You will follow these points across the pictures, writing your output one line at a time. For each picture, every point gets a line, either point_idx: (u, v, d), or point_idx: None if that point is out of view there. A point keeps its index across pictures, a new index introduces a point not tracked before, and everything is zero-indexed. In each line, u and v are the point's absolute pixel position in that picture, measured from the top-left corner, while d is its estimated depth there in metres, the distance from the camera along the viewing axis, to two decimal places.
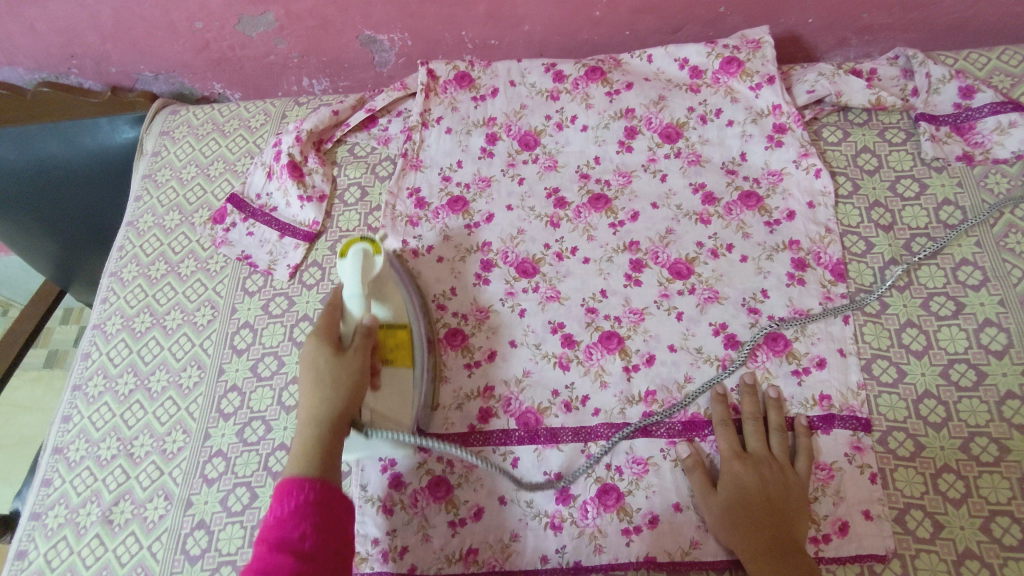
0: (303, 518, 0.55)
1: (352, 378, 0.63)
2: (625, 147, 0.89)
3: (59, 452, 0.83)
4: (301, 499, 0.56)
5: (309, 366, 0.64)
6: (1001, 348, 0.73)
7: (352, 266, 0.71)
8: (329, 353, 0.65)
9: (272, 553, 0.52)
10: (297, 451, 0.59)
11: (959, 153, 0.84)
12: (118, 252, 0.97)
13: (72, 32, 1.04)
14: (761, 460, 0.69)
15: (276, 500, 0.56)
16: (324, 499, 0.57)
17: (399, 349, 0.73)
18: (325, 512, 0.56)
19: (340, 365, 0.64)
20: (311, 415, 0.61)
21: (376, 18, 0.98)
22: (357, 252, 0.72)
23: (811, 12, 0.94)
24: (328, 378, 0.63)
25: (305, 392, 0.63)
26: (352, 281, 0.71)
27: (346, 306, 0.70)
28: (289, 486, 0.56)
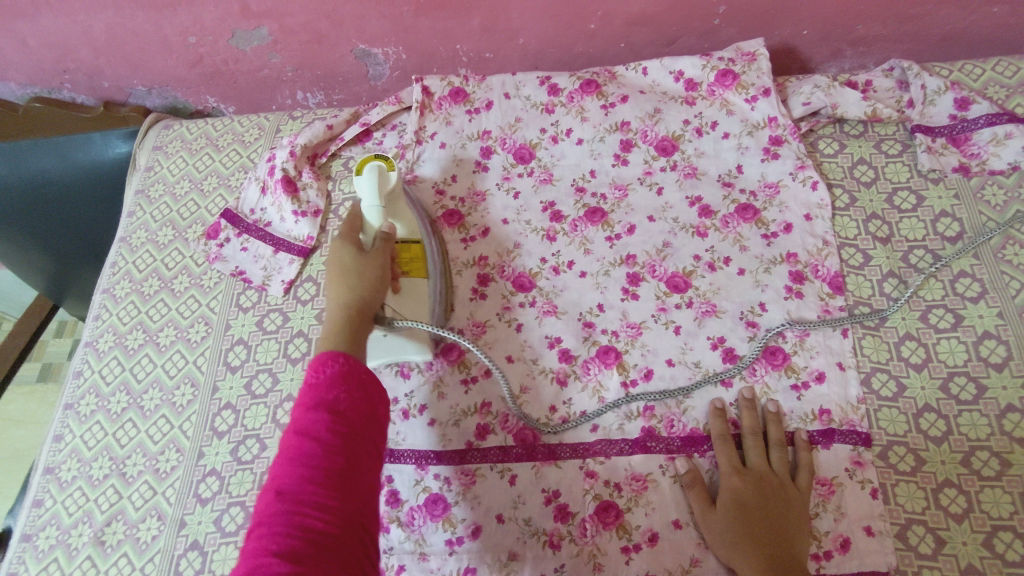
0: (340, 385, 0.54)
1: (375, 272, 0.66)
2: (621, 160, 0.89)
3: (50, 473, 0.82)
4: (336, 369, 0.55)
5: (334, 260, 0.67)
6: (1001, 361, 0.72)
7: (369, 181, 0.76)
8: (353, 248, 0.68)
9: (307, 420, 0.51)
10: (326, 334, 0.60)
11: (956, 164, 0.84)
12: (111, 268, 0.97)
13: (64, 47, 1.03)
14: (761, 474, 0.68)
15: (312, 370, 0.55)
16: (360, 371, 0.56)
17: (414, 261, 0.77)
18: (359, 384, 0.55)
19: (364, 258, 0.67)
20: (339, 299, 0.63)
21: (370, 32, 0.98)
22: (373, 167, 0.77)
23: (806, 24, 0.94)
24: (353, 269, 0.66)
25: (331, 279, 0.65)
26: (369, 193, 0.75)
27: (365, 215, 0.75)
28: (325, 356, 0.56)
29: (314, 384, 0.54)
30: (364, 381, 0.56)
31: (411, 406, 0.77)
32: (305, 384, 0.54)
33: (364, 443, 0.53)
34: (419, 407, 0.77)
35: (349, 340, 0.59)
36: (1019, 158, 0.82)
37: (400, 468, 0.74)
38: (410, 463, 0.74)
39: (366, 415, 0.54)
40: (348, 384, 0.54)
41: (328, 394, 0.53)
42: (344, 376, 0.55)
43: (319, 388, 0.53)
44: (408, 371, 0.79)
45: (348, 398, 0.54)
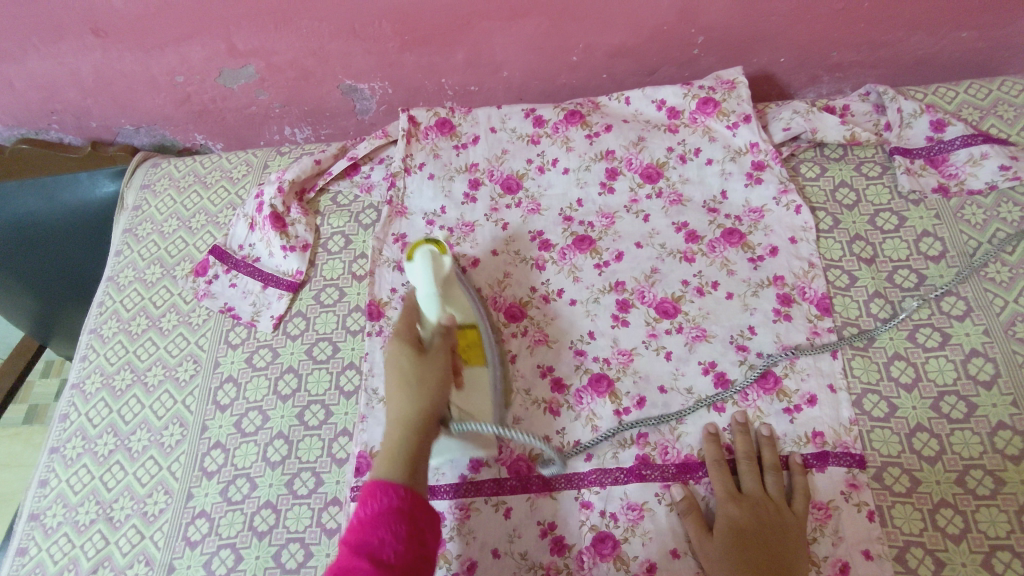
0: (388, 522, 0.53)
1: (438, 377, 0.62)
2: (607, 188, 0.90)
3: (35, 519, 0.80)
4: (385, 506, 0.53)
5: (393, 367, 0.63)
6: (989, 378, 0.73)
7: (423, 267, 0.75)
8: (411, 353, 0.63)
9: (350, 562, 0.50)
10: (384, 457, 0.57)
11: (935, 185, 0.86)
12: (98, 308, 0.96)
13: (52, 89, 1.04)
14: (757, 500, 0.68)
15: (360, 502, 0.54)
16: (412, 507, 0.54)
17: (469, 347, 0.74)
18: (409, 522, 0.53)
19: (424, 363, 0.63)
20: (397, 412, 0.60)
21: (356, 68, 0.99)
22: (425, 253, 0.76)
23: (783, 52, 0.96)
24: (414, 376, 0.62)
25: (391, 392, 0.62)
26: (424, 281, 0.74)
27: (422, 305, 0.73)
28: (374, 487, 0.54)
29: (361, 520, 0.53)
30: (413, 520, 0.54)
31: None
32: (353, 518, 0.53)
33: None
34: None
35: (407, 465, 0.57)
36: (996, 177, 0.84)
37: None
38: None
39: (412, 562, 0.52)
40: (396, 521, 0.53)
41: (375, 530, 0.52)
42: (394, 512, 0.53)
43: (366, 524, 0.52)
44: None
45: (396, 538, 0.52)
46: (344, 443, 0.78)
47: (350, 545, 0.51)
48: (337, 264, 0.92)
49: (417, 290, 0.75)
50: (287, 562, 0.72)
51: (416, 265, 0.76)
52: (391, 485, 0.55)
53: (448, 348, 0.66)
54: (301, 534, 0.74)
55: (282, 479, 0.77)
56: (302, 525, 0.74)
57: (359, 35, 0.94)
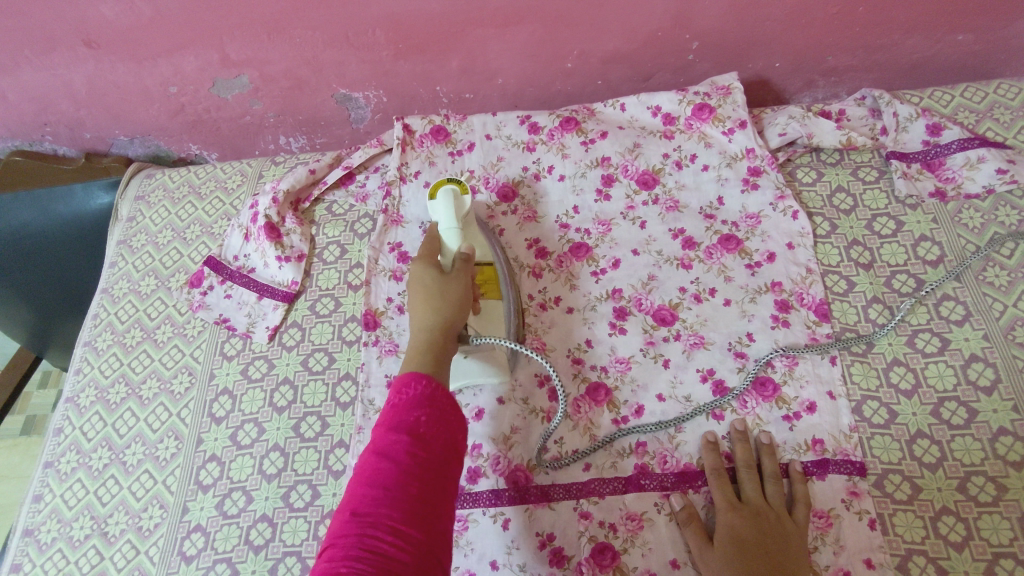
0: (422, 407, 0.54)
1: (458, 296, 0.65)
2: (603, 195, 0.90)
3: (30, 535, 0.79)
4: (417, 393, 0.55)
5: (417, 283, 0.67)
6: (989, 383, 0.72)
7: (445, 205, 0.75)
8: (435, 272, 0.67)
9: (387, 440, 0.52)
10: (410, 357, 0.60)
11: (932, 189, 0.86)
12: (93, 320, 0.95)
13: (45, 101, 1.04)
14: (758, 510, 0.67)
15: (394, 391, 0.56)
16: (443, 395, 0.56)
17: (487, 281, 0.79)
18: (440, 407, 0.55)
19: (445, 281, 0.66)
20: (421, 320, 0.63)
21: (350, 76, 0.99)
22: (447, 193, 0.77)
23: (778, 57, 0.96)
24: (436, 291, 0.65)
25: (414, 305, 0.65)
26: (445, 217, 0.75)
27: (443, 238, 0.75)
28: (406, 378, 0.57)
29: (396, 404, 0.55)
30: (444, 408, 0.55)
31: None
32: (387, 404, 0.55)
33: (440, 461, 0.52)
34: None
35: (431, 365, 0.59)
36: (993, 181, 0.84)
37: None
38: None
39: (445, 445, 0.54)
40: (428, 406, 0.55)
41: (410, 412, 0.54)
42: (426, 397, 0.55)
43: (400, 407, 0.54)
44: None
45: (429, 420, 0.54)
46: (341, 455, 0.78)
47: (385, 424, 0.53)
48: (333, 274, 0.91)
49: (440, 224, 0.76)
50: None
51: (439, 201, 0.77)
52: (420, 375, 0.57)
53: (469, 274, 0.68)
54: (298, 547, 0.73)
55: (278, 492, 0.76)
56: (299, 539, 0.73)
57: (353, 44, 0.93)
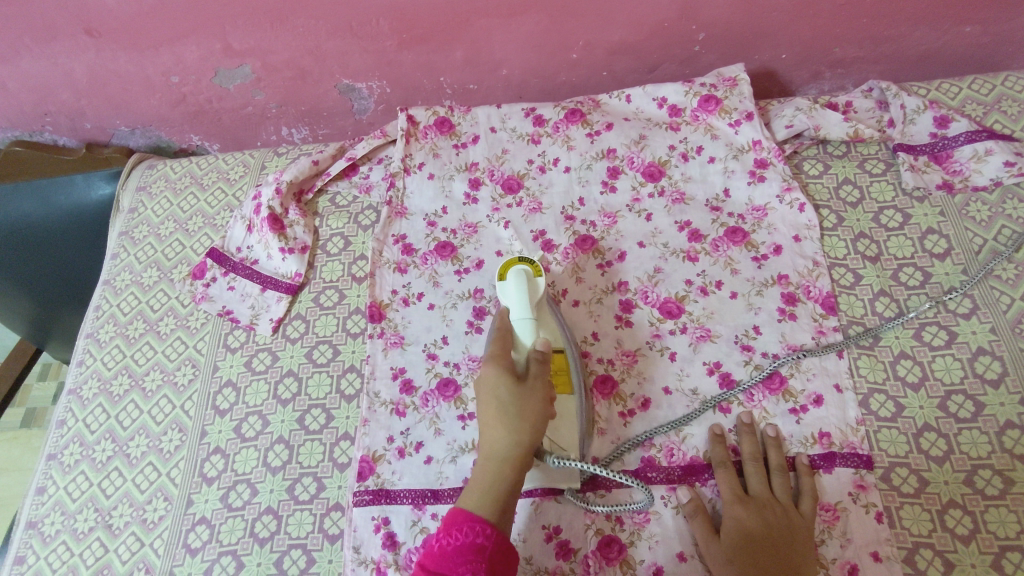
0: (466, 561, 0.53)
1: (537, 415, 0.60)
2: (609, 187, 0.89)
3: (33, 527, 0.79)
4: (466, 541, 0.54)
5: (490, 391, 0.62)
6: (996, 377, 0.72)
7: (518, 291, 0.72)
8: (510, 378, 0.62)
9: None
10: (477, 492, 0.57)
11: (939, 182, 0.85)
12: (95, 312, 0.95)
13: (45, 90, 1.03)
14: (765, 503, 0.67)
15: (445, 529, 0.55)
16: (492, 548, 0.54)
17: (558, 374, 0.71)
18: (485, 563, 0.53)
19: (522, 394, 0.61)
20: (493, 442, 0.59)
21: (353, 67, 0.98)
22: (519, 275, 0.73)
23: (784, 48, 0.95)
24: (512, 407, 0.60)
25: (487, 419, 0.60)
26: (517, 304, 0.71)
27: (515, 329, 0.69)
28: (459, 517, 0.55)
29: (442, 549, 0.54)
30: (489, 562, 0.54)
31: (406, 444, 0.75)
32: (435, 543, 0.54)
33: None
34: (416, 445, 0.75)
35: (492, 500, 0.57)
36: (1001, 173, 0.83)
37: (396, 508, 0.72)
38: (406, 504, 0.72)
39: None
40: (474, 559, 0.53)
41: (454, 563, 0.52)
42: (475, 549, 0.53)
43: (447, 554, 0.53)
44: (403, 409, 0.77)
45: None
46: (346, 448, 0.77)
47: (428, 568, 0.52)
48: (337, 266, 0.91)
49: (512, 312, 0.71)
50: (290, 568, 0.71)
51: (510, 286, 0.73)
52: (475, 519, 0.55)
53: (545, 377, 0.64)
54: (304, 540, 0.73)
55: (283, 484, 0.76)
56: (304, 531, 0.73)
57: (356, 34, 0.93)
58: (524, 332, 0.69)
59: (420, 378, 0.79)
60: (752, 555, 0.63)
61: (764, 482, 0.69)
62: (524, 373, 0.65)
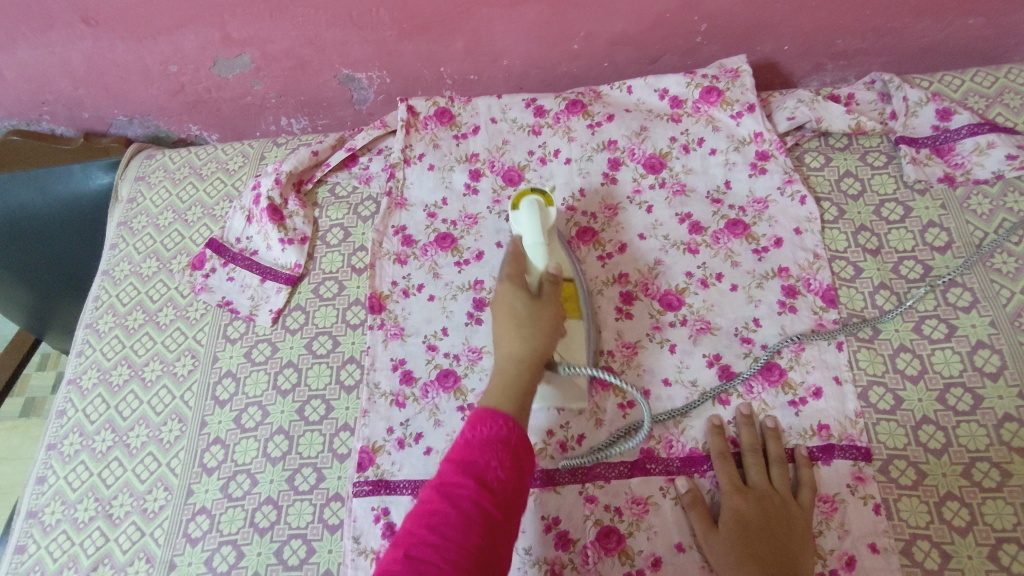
0: (494, 450, 0.54)
1: (549, 325, 0.64)
2: (610, 179, 0.89)
3: (34, 516, 0.79)
4: (492, 433, 0.55)
5: (505, 306, 0.65)
6: (995, 370, 0.72)
7: (529, 216, 0.73)
8: (524, 295, 0.65)
9: (453, 480, 0.52)
10: (496, 392, 0.60)
11: (941, 175, 0.85)
12: (94, 302, 0.95)
13: (42, 79, 1.02)
14: (764, 495, 0.67)
15: (469, 425, 0.56)
16: (517, 439, 0.56)
17: (568, 300, 0.75)
18: (512, 451, 0.55)
19: (536, 306, 0.65)
20: (509, 349, 0.62)
21: (353, 57, 0.97)
22: (531, 204, 0.75)
23: (787, 40, 0.95)
24: (527, 318, 0.64)
25: (501, 334, 0.64)
26: (530, 231, 0.72)
27: (528, 255, 0.71)
28: (482, 414, 0.57)
29: (469, 441, 0.55)
30: (516, 453, 0.55)
31: (407, 435, 0.75)
32: (461, 437, 0.56)
33: (505, 508, 0.52)
34: (416, 436, 0.75)
35: (515, 401, 0.59)
36: (1003, 166, 0.83)
37: (396, 499, 0.72)
38: (406, 494, 0.72)
39: (512, 493, 0.53)
40: (502, 450, 0.54)
41: (480, 453, 0.54)
42: (501, 441, 0.55)
43: (474, 446, 0.54)
44: (403, 400, 0.77)
45: (500, 465, 0.53)
46: (346, 438, 0.78)
47: (456, 461, 0.54)
48: (336, 257, 0.91)
49: (524, 237, 0.72)
50: (290, 558, 0.72)
51: (522, 213, 0.75)
52: (498, 414, 0.57)
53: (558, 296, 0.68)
54: (303, 530, 0.73)
55: (283, 475, 0.76)
56: (304, 521, 0.73)
57: (356, 23, 0.92)
58: (539, 258, 0.70)
59: (420, 369, 0.79)
60: (751, 545, 0.63)
61: (763, 475, 0.69)
62: (538, 293, 0.68)
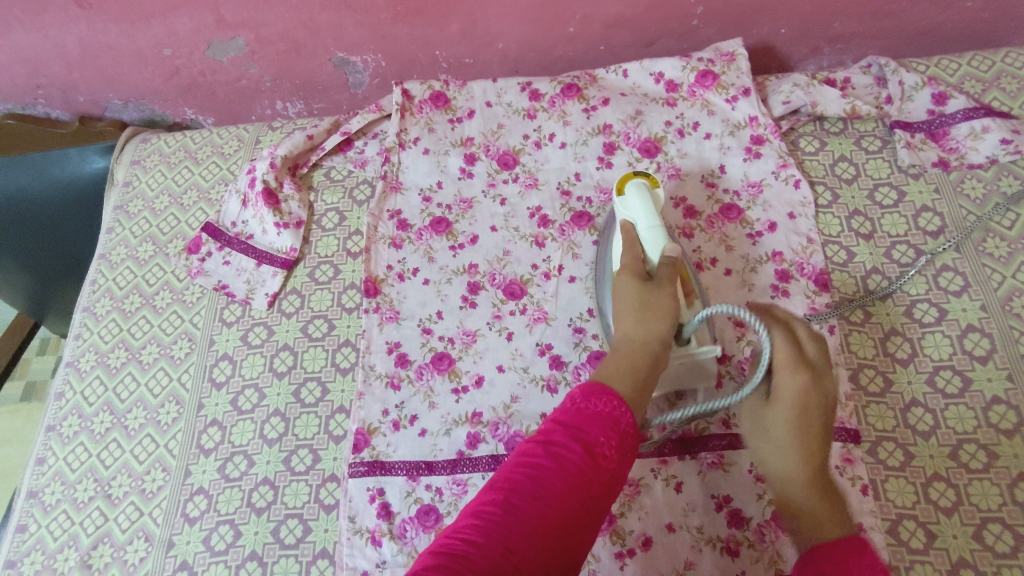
0: (607, 426, 0.52)
1: (669, 308, 0.61)
2: (605, 163, 0.89)
3: (34, 496, 0.80)
4: (609, 404, 0.53)
5: (618, 298, 0.63)
6: (985, 353, 0.73)
7: (639, 200, 0.69)
8: (636, 282, 0.63)
9: (557, 439, 0.51)
10: (613, 366, 0.58)
11: (935, 159, 0.85)
12: (91, 286, 0.95)
13: (36, 63, 1.02)
14: (804, 420, 0.53)
15: (582, 394, 0.54)
16: (628, 424, 0.53)
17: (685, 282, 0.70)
18: (624, 435, 0.52)
19: (651, 289, 0.62)
20: (627, 333, 0.60)
21: (348, 40, 0.97)
22: (638, 185, 0.70)
23: (783, 23, 0.94)
24: (640, 304, 0.61)
25: (618, 318, 0.62)
26: (643, 213, 0.68)
27: (643, 240, 0.67)
28: (597, 388, 0.54)
29: (579, 409, 0.53)
30: (626, 436, 0.52)
31: (402, 417, 0.76)
32: (571, 404, 0.53)
33: (604, 485, 0.50)
34: (411, 418, 0.76)
35: (632, 380, 0.56)
36: (997, 151, 0.83)
37: (391, 479, 0.73)
38: (401, 474, 0.73)
39: (614, 473, 0.51)
40: (610, 431, 0.52)
41: (590, 425, 0.51)
42: (613, 421, 0.52)
43: (585, 416, 0.52)
44: (398, 382, 0.78)
45: (610, 445, 0.51)
46: (341, 420, 0.78)
47: (563, 424, 0.52)
48: (332, 241, 0.91)
49: (637, 223, 0.69)
50: (287, 537, 0.73)
51: (631, 198, 0.70)
52: (613, 393, 0.54)
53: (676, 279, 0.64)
54: (300, 509, 0.74)
55: (279, 456, 0.77)
56: (300, 501, 0.75)
57: (350, 6, 0.92)
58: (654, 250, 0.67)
59: (415, 352, 0.80)
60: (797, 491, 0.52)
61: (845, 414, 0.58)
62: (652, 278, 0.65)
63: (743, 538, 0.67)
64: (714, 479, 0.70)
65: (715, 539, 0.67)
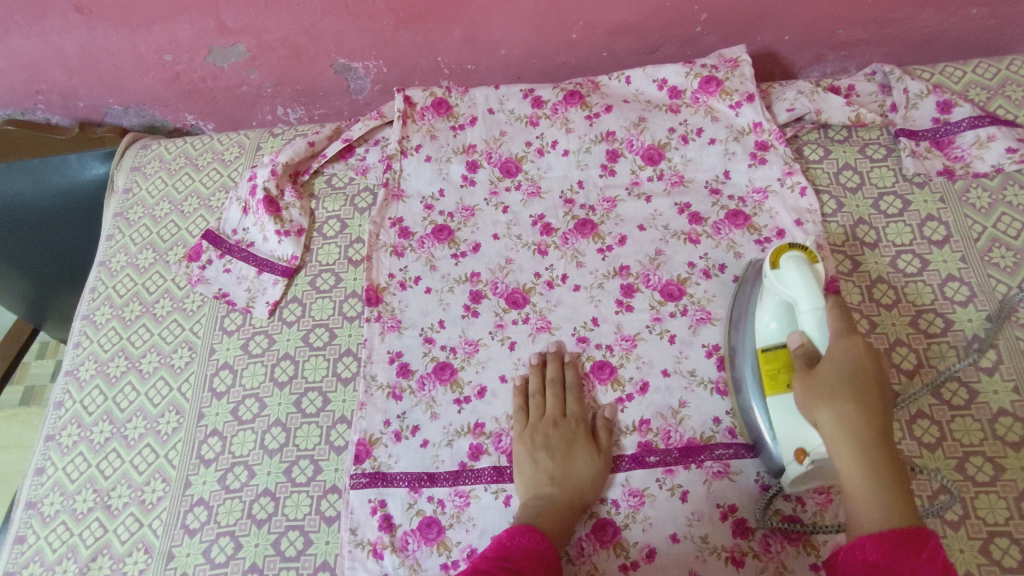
0: (531, 559, 0.57)
1: (588, 469, 0.69)
2: (608, 171, 0.89)
3: (33, 507, 0.80)
4: (530, 540, 0.58)
5: (538, 434, 0.72)
6: (991, 365, 0.72)
7: (802, 278, 0.65)
8: (554, 421, 0.72)
9: (483, 564, 0.54)
10: (535, 510, 0.65)
11: (941, 168, 0.84)
12: (90, 293, 0.94)
13: (36, 68, 1.01)
14: (859, 382, 0.58)
15: (508, 532, 0.59)
16: (549, 559, 0.58)
17: (772, 374, 0.66)
18: (543, 565, 0.57)
19: (568, 430, 0.72)
20: (546, 477, 0.68)
21: (350, 46, 0.96)
22: (797, 261, 0.66)
23: (787, 30, 0.94)
24: (562, 449, 0.70)
25: (544, 459, 0.69)
26: (805, 293, 0.64)
27: (804, 320, 0.64)
28: (521, 527, 0.60)
29: (505, 544, 0.58)
30: (547, 569, 0.57)
31: (404, 427, 0.76)
32: (497, 540, 0.59)
33: None
34: (413, 429, 0.76)
35: (550, 522, 0.64)
36: (1002, 160, 0.83)
37: (392, 491, 0.72)
38: (402, 486, 0.73)
39: None
40: (535, 562, 0.56)
41: (515, 556, 0.56)
42: (535, 552, 0.57)
43: (510, 548, 0.57)
44: (400, 393, 0.78)
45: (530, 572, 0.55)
46: (343, 431, 0.78)
47: (489, 555, 0.56)
48: (333, 249, 0.91)
49: (799, 302, 0.65)
50: (287, 549, 0.72)
51: (787, 272, 0.66)
52: (536, 531, 0.60)
53: (843, 371, 0.59)
54: (300, 521, 0.73)
55: (280, 467, 0.77)
56: (302, 513, 0.74)
57: (352, 13, 0.91)
58: (818, 334, 0.63)
59: (417, 362, 0.79)
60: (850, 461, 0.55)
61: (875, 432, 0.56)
62: (567, 412, 0.74)
63: (748, 547, 0.66)
64: (720, 488, 0.69)
65: (720, 548, 0.66)
